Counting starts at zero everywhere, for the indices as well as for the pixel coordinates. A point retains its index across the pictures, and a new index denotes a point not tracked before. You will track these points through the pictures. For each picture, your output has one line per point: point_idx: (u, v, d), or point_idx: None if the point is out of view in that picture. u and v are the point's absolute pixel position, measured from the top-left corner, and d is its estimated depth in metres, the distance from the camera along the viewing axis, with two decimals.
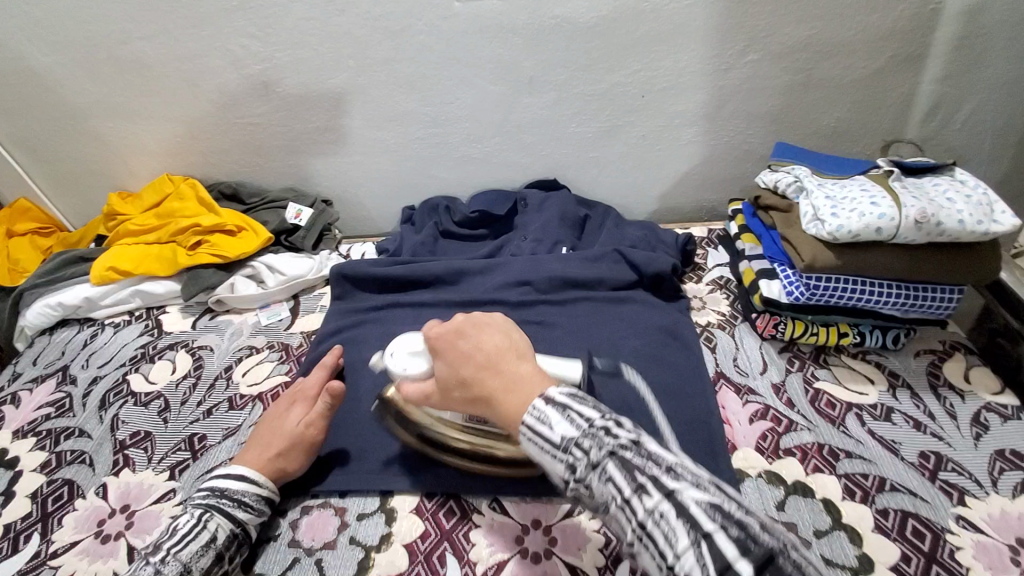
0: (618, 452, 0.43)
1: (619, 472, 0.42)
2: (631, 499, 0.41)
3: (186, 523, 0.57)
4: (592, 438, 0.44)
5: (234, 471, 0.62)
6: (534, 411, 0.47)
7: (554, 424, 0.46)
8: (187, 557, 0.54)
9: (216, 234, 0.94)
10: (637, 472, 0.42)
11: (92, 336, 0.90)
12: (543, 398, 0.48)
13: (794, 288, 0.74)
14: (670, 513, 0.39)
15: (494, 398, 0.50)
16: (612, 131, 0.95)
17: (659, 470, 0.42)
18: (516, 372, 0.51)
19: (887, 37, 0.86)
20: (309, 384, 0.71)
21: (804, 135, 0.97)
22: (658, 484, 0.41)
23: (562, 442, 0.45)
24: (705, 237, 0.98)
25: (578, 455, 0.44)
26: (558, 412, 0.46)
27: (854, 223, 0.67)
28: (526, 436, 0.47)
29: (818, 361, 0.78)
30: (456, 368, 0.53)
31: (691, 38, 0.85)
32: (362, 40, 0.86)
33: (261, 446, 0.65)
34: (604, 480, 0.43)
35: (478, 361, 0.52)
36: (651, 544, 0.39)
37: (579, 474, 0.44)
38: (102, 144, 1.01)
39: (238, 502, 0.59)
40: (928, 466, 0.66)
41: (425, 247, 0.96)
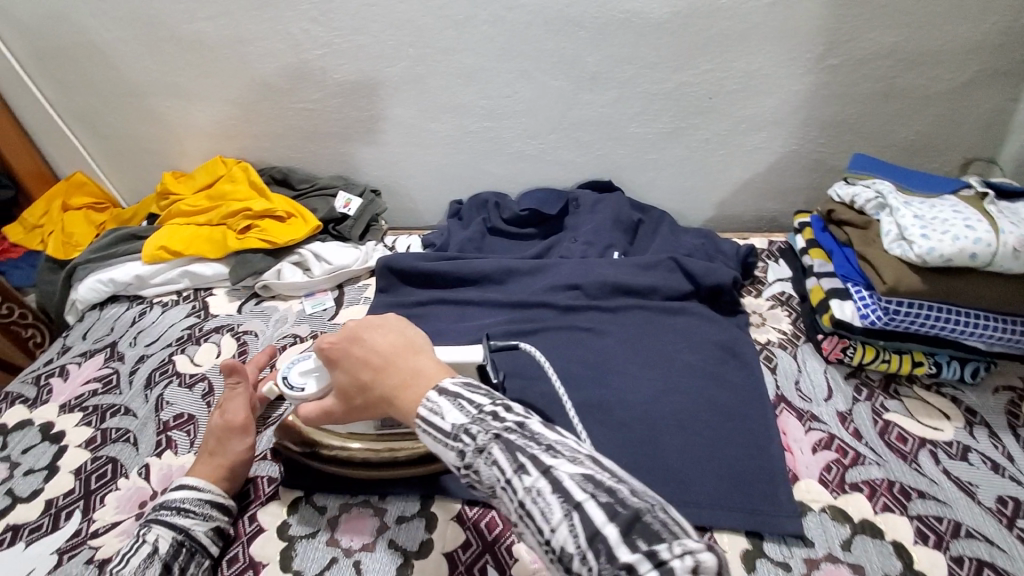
0: (502, 435, 0.41)
1: (502, 454, 0.40)
2: (512, 479, 0.39)
3: (129, 543, 0.56)
4: (478, 423, 0.43)
5: (173, 485, 0.62)
6: (427, 405, 0.45)
7: (445, 413, 0.44)
8: (131, 571, 0.53)
9: (265, 219, 0.93)
10: (516, 451, 0.40)
11: (141, 314, 0.90)
12: (437, 389, 0.46)
13: (869, 310, 0.69)
14: (545, 489, 0.37)
15: (389, 396, 0.48)
16: (674, 134, 0.91)
17: (540, 445, 0.40)
18: (413, 368, 0.49)
19: (981, 47, 0.79)
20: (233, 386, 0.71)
21: (879, 147, 0.91)
22: (535, 461, 0.39)
23: (452, 430, 0.43)
24: (766, 249, 0.93)
25: (467, 442, 0.42)
26: (448, 400, 0.45)
27: (945, 247, 0.62)
28: (422, 430, 0.45)
29: (888, 390, 0.72)
30: (354, 373, 0.51)
31: (768, 39, 0.81)
32: (423, 29, 0.84)
33: (201, 454, 0.64)
34: (489, 464, 0.41)
35: (368, 363, 0.50)
36: (531, 523, 0.38)
37: (468, 461, 0.42)
38: (158, 123, 1.02)
39: (177, 509, 0.58)
40: (1008, 513, 0.60)
41: (472, 244, 0.94)
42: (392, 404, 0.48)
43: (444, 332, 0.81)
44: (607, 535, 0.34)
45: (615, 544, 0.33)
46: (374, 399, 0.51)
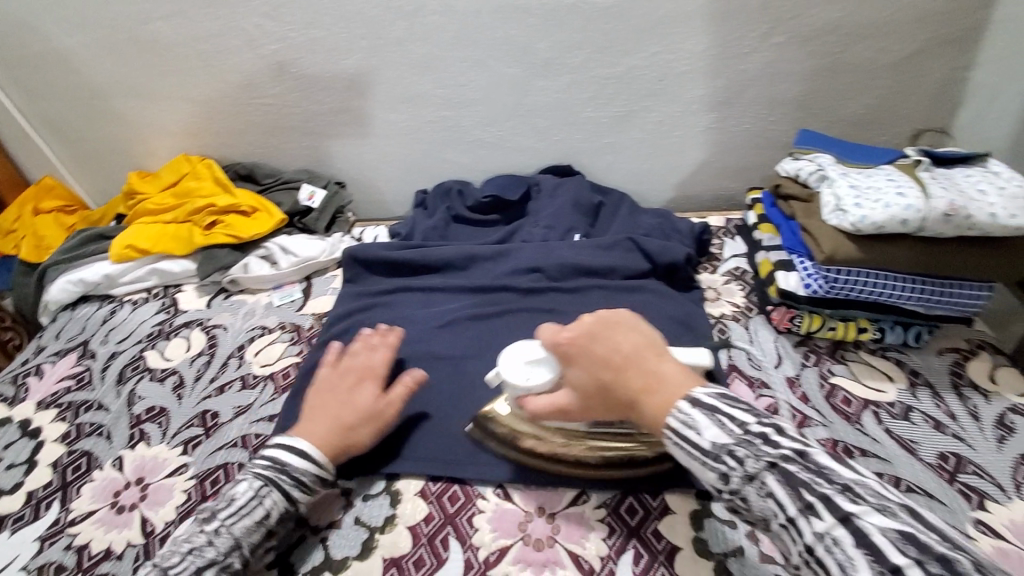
0: (780, 465, 0.44)
1: (781, 488, 0.43)
2: (797, 519, 0.42)
3: (245, 493, 0.58)
4: (746, 447, 0.46)
5: (296, 444, 0.60)
6: (679, 416, 0.48)
7: (705, 431, 0.47)
8: (240, 532, 0.56)
9: (231, 214, 0.95)
10: (799, 488, 0.43)
11: (112, 312, 0.92)
12: (688, 400, 0.49)
13: (812, 280, 0.72)
14: (845, 538, 0.40)
15: (637, 403, 0.52)
16: (629, 116, 0.93)
17: (823, 486, 0.42)
18: (657, 372, 0.52)
19: (920, 19, 0.82)
20: (376, 365, 0.68)
21: (829, 123, 0.93)
22: (830, 506, 0.41)
23: (715, 450, 0.46)
24: (723, 227, 0.96)
25: (731, 465, 0.46)
26: (705, 417, 0.48)
27: (877, 215, 0.64)
28: (674, 444, 0.48)
29: (835, 356, 0.75)
30: (594, 372, 0.54)
31: (713, 19, 0.83)
32: (376, 21, 0.85)
33: (327, 420, 0.62)
34: (764, 495, 0.44)
35: (611, 359, 0.53)
36: (821, 565, 0.40)
37: (736, 485, 0.46)
38: (122, 123, 1.02)
39: (297, 481, 0.59)
40: (947, 468, 0.64)
41: (437, 232, 0.96)
42: (635, 406, 0.52)
43: (409, 318, 0.84)
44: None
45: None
46: (613, 400, 0.54)
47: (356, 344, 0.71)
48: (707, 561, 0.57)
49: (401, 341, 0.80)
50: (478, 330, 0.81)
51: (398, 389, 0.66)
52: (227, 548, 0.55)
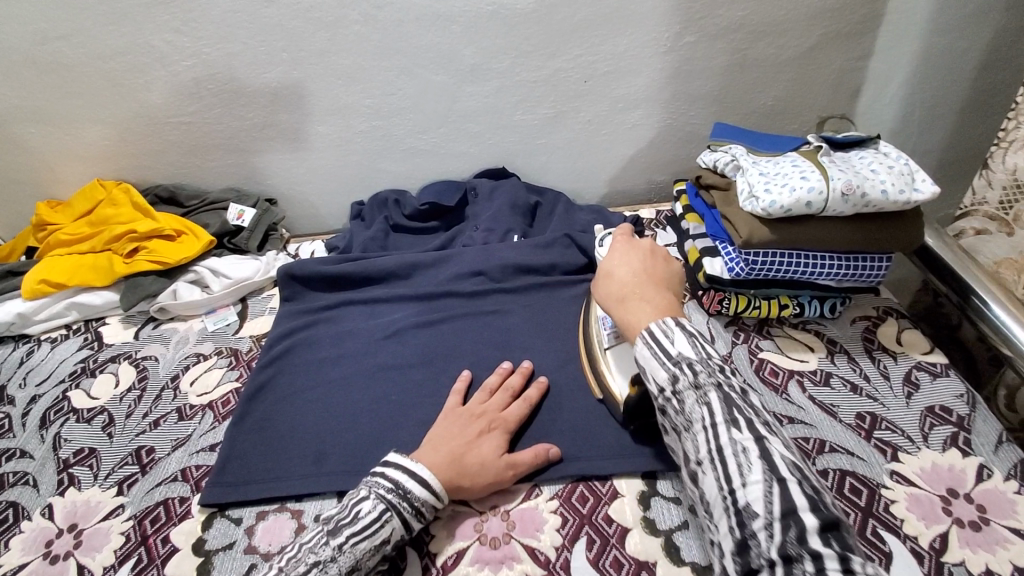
0: (723, 388, 0.50)
1: (718, 402, 0.50)
2: (719, 423, 0.49)
3: (368, 512, 0.56)
4: (703, 364, 0.52)
5: (419, 473, 0.59)
6: (661, 325, 0.55)
7: (675, 342, 0.54)
8: (360, 553, 0.55)
9: (154, 239, 0.91)
10: (733, 408, 0.49)
11: (29, 353, 0.86)
12: (672, 320, 0.56)
13: (734, 264, 0.76)
14: (751, 451, 0.47)
15: (637, 301, 0.60)
16: (557, 117, 0.96)
17: (757, 418, 0.49)
18: (652, 296, 0.60)
19: (815, 16, 0.88)
20: (513, 416, 0.67)
21: (743, 115, 0.99)
22: (753, 428, 0.48)
23: (676, 357, 0.53)
24: (653, 219, 1.00)
25: (685, 371, 0.52)
26: (681, 333, 0.54)
27: (784, 199, 0.69)
28: (644, 341, 0.55)
29: (761, 333, 0.81)
30: (618, 272, 0.64)
31: (630, 21, 0.86)
32: (296, 33, 0.83)
33: (451, 452, 0.61)
34: (701, 402, 0.50)
35: (639, 270, 0.63)
36: (722, 463, 0.48)
37: (679, 387, 0.52)
38: (24, 151, 0.95)
39: (417, 508, 0.58)
40: (864, 426, 0.69)
41: (376, 243, 0.95)
42: (630, 305, 0.60)
43: (352, 331, 0.83)
44: (802, 519, 0.42)
45: (810, 527, 0.42)
46: (615, 298, 0.62)
47: (493, 386, 0.70)
48: (656, 538, 0.60)
49: (345, 355, 0.79)
50: (424, 337, 0.81)
51: (527, 455, 0.64)
52: (348, 567, 0.54)
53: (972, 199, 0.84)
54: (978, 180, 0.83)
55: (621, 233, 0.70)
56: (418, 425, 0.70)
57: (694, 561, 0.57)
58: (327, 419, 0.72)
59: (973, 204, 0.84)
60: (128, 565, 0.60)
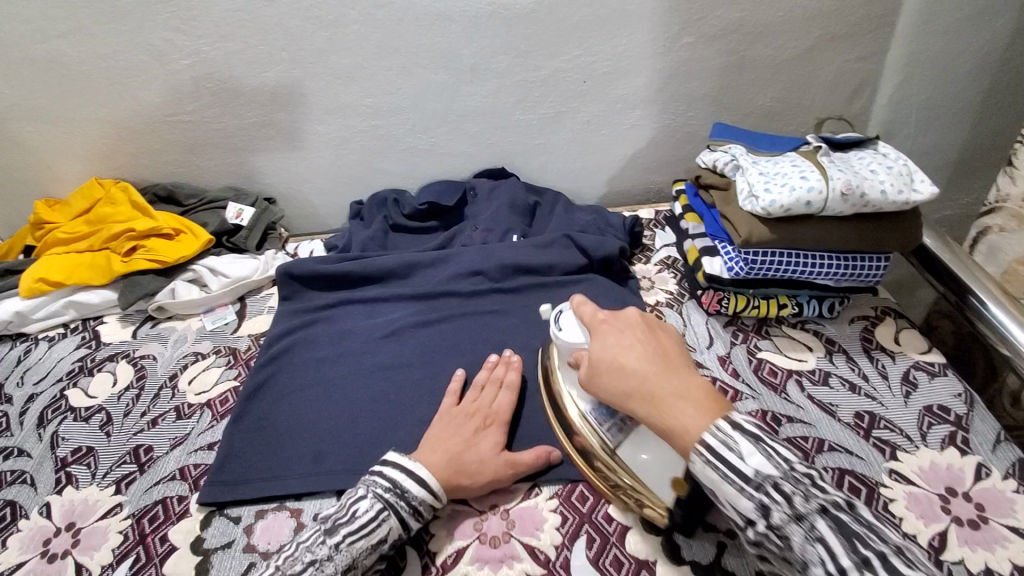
0: (828, 510, 0.42)
1: (832, 532, 0.41)
2: (847, 564, 0.40)
3: (365, 510, 0.56)
4: (792, 482, 0.43)
5: (417, 471, 0.59)
6: (718, 432, 0.45)
7: (749, 459, 0.44)
8: (358, 552, 0.54)
9: (152, 238, 0.90)
10: (852, 539, 0.41)
11: (26, 352, 0.85)
12: (726, 421, 0.46)
13: (733, 263, 0.77)
14: None
15: (668, 400, 0.48)
16: (557, 118, 0.96)
17: (880, 542, 0.41)
18: (681, 385, 0.49)
19: (813, 17, 0.89)
20: (503, 409, 0.67)
21: (742, 115, 0.99)
22: (886, 561, 0.40)
23: (756, 478, 0.43)
24: (652, 219, 1.00)
25: (773, 497, 0.43)
26: (750, 441, 0.44)
27: (784, 198, 0.69)
28: (707, 464, 0.45)
29: (760, 332, 0.81)
30: (617, 355, 0.52)
31: (629, 21, 0.86)
32: (296, 32, 0.83)
33: (449, 454, 0.61)
34: (812, 539, 0.41)
35: (644, 350, 0.52)
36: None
37: (774, 520, 0.43)
38: (22, 150, 0.95)
39: (415, 507, 0.57)
40: (863, 425, 0.70)
41: (376, 242, 0.95)
42: (660, 404, 0.48)
43: (352, 330, 0.83)
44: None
45: None
46: (631, 392, 0.50)
47: (482, 381, 0.70)
48: (655, 536, 0.59)
49: (345, 355, 0.79)
50: (424, 337, 0.81)
51: (529, 454, 0.64)
52: (345, 567, 0.53)
53: (999, 195, 0.83)
54: (1002, 176, 0.82)
55: (588, 310, 0.59)
56: (417, 425, 0.70)
57: (694, 560, 0.57)
58: (326, 417, 0.72)
59: (998, 200, 0.83)
60: (126, 564, 0.60)
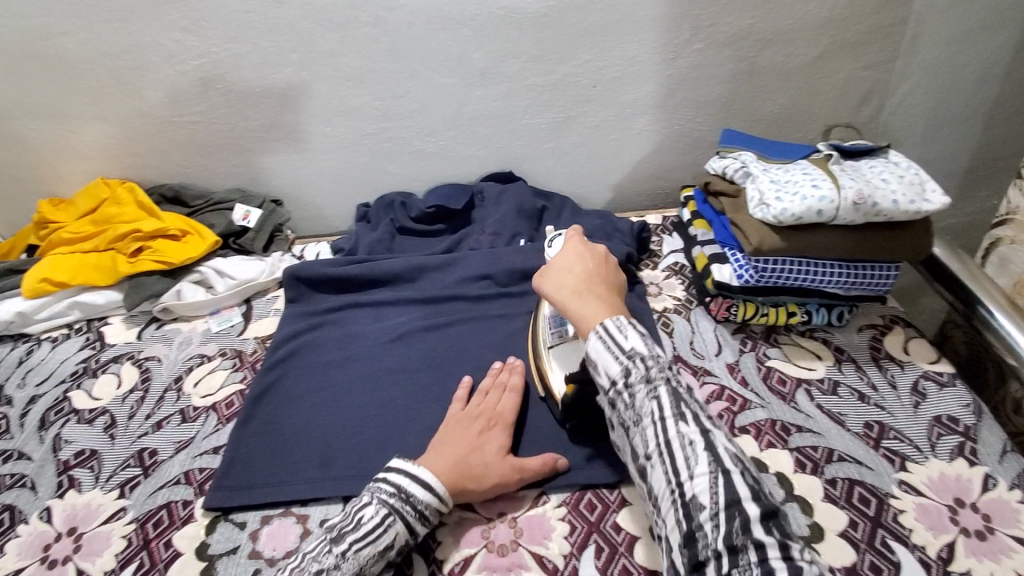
0: (671, 383, 0.50)
1: (667, 397, 0.49)
2: (669, 419, 0.48)
3: (371, 516, 0.56)
4: (653, 359, 0.51)
5: (422, 476, 0.59)
6: (616, 322, 0.54)
7: (629, 337, 0.52)
8: (365, 559, 0.54)
9: (158, 239, 0.90)
10: (681, 403, 0.49)
11: (28, 352, 0.85)
12: (626, 320, 0.55)
13: (743, 271, 0.76)
14: (698, 444, 0.47)
15: (586, 298, 0.58)
16: (565, 122, 0.96)
17: (701, 410, 0.49)
18: (606, 300, 0.58)
19: (823, 24, 0.89)
20: (507, 412, 0.67)
21: (751, 122, 0.99)
22: (699, 422, 0.48)
23: (630, 351, 0.51)
24: (660, 225, 1.00)
25: (639, 364, 0.51)
26: (632, 330, 0.53)
27: (795, 207, 0.69)
28: (597, 336, 0.53)
29: (769, 340, 0.80)
30: (572, 267, 0.62)
31: (639, 27, 0.86)
32: (305, 34, 0.83)
33: (454, 458, 0.61)
34: (651, 398, 0.49)
35: (593, 269, 0.62)
36: (670, 458, 0.47)
37: (631, 381, 0.51)
38: (28, 148, 0.95)
39: (421, 513, 0.57)
40: (872, 435, 0.69)
41: (382, 245, 0.95)
42: (579, 299, 0.58)
43: (358, 334, 0.82)
44: (747, 511, 0.44)
45: (751, 516, 0.43)
46: (568, 294, 0.59)
47: (486, 385, 0.71)
48: None
49: (351, 359, 0.79)
50: (430, 341, 0.80)
51: (535, 462, 0.63)
52: (352, 574, 0.53)
53: (1010, 207, 0.83)
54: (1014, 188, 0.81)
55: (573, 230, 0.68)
56: (423, 429, 0.70)
57: None
58: (331, 422, 0.71)
59: (1009, 211, 0.82)
60: (130, 569, 0.59)
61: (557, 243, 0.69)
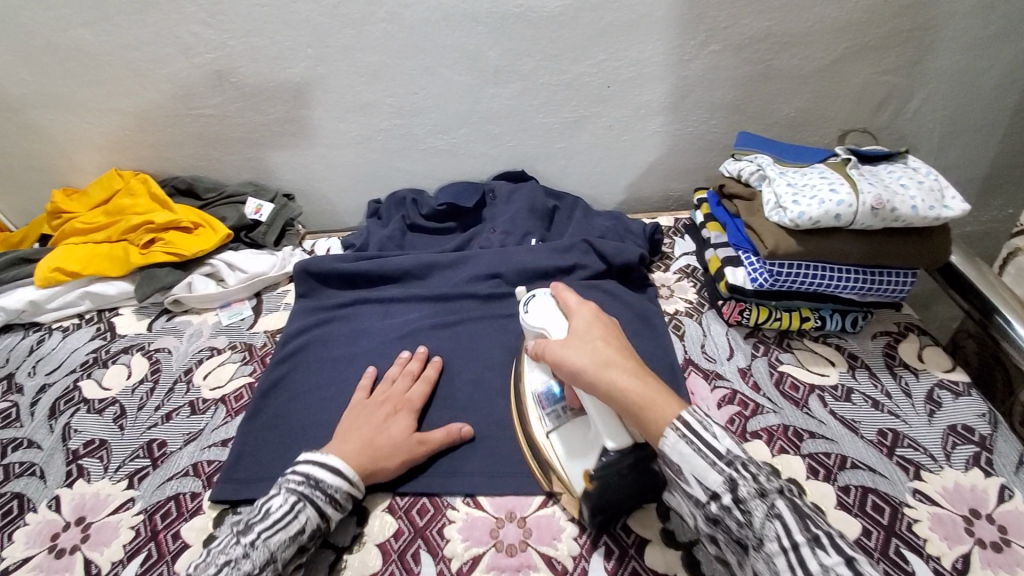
0: (787, 496, 0.47)
1: (788, 513, 0.46)
2: (797, 540, 0.45)
3: (280, 506, 0.56)
4: (759, 470, 0.48)
5: (331, 461, 0.59)
6: (690, 414, 0.51)
7: (722, 441, 0.49)
8: (276, 545, 0.54)
9: (170, 231, 0.90)
10: (808, 523, 0.46)
11: (39, 341, 0.85)
12: (688, 408, 0.51)
13: (757, 274, 0.76)
14: (846, 574, 0.43)
15: (643, 376, 0.54)
16: (579, 122, 0.95)
17: (829, 529, 0.46)
18: (646, 374, 0.55)
19: (842, 28, 0.88)
20: (415, 397, 0.70)
21: (766, 124, 0.98)
22: (835, 544, 0.44)
23: (728, 456, 0.48)
24: (672, 227, 0.99)
25: (743, 474, 0.48)
26: (720, 430, 0.50)
27: (813, 210, 0.69)
28: (680, 435, 0.50)
29: (782, 345, 0.79)
30: (594, 335, 0.58)
31: (655, 27, 0.86)
32: (321, 29, 0.83)
33: (362, 442, 0.62)
34: (771, 516, 0.46)
35: (614, 339, 0.59)
36: None
37: (742, 495, 0.47)
38: (43, 138, 0.95)
39: (330, 497, 0.58)
40: (886, 443, 0.68)
41: (393, 241, 0.95)
42: (637, 378, 0.54)
43: (368, 331, 0.82)
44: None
45: None
46: (601, 364, 0.55)
47: (394, 373, 0.72)
48: (676, 551, 0.58)
49: (360, 355, 0.78)
50: (440, 339, 0.80)
51: (439, 434, 0.66)
52: (262, 562, 0.53)
53: None
54: None
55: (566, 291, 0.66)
56: (432, 427, 0.70)
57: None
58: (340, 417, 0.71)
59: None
60: (137, 560, 0.59)
61: (540, 307, 0.66)
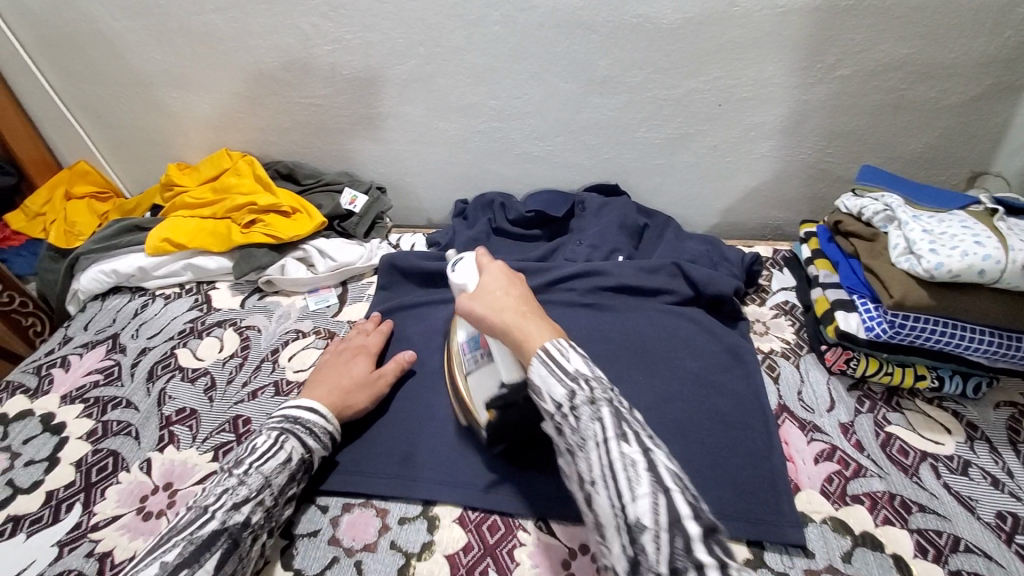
0: (612, 402, 0.47)
1: (609, 417, 0.46)
2: (611, 439, 0.45)
3: (264, 443, 0.60)
4: (597, 381, 0.49)
5: (303, 404, 0.65)
6: (558, 345, 0.51)
7: (572, 360, 0.50)
8: (270, 471, 0.57)
9: (270, 213, 0.93)
10: (624, 422, 0.46)
11: (143, 306, 0.90)
12: (562, 343, 0.51)
13: (874, 323, 0.70)
14: (640, 463, 0.43)
15: (532, 316, 0.55)
16: (682, 140, 0.91)
17: (643, 430, 0.46)
18: (536, 321, 0.54)
19: (992, 61, 0.78)
20: (371, 345, 0.76)
21: (886, 159, 0.90)
22: (640, 438, 0.45)
23: (573, 373, 0.49)
24: (770, 257, 0.94)
25: (581, 386, 0.48)
26: (577, 353, 0.51)
27: (953, 262, 0.62)
28: (538, 358, 0.50)
29: (890, 403, 0.72)
30: (490, 287, 0.59)
31: (781, 47, 0.80)
32: (434, 27, 0.83)
33: (329, 386, 0.69)
34: (593, 418, 0.46)
35: (517, 291, 0.58)
36: (613, 481, 0.44)
37: (575, 402, 0.47)
38: (164, 114, 1.01)
39: (310, 429, 0.63)
40: (1005, 528, 0.60)
41: (477, 244, 0.94)
42: (525, 317, 0.54)
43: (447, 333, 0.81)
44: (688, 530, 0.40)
45: (694, 537, 0.40)
46: (494, 311, 0.56)
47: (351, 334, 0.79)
48: None
49: (437, 356, 0.78)
50: None
51: (393, 368, 0.73)
52: (259, 486, 0.56)
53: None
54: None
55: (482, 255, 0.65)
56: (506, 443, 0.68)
57: None
58: (419, 418, 0.71)
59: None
60: None
61: (463, 266, 0.66)
